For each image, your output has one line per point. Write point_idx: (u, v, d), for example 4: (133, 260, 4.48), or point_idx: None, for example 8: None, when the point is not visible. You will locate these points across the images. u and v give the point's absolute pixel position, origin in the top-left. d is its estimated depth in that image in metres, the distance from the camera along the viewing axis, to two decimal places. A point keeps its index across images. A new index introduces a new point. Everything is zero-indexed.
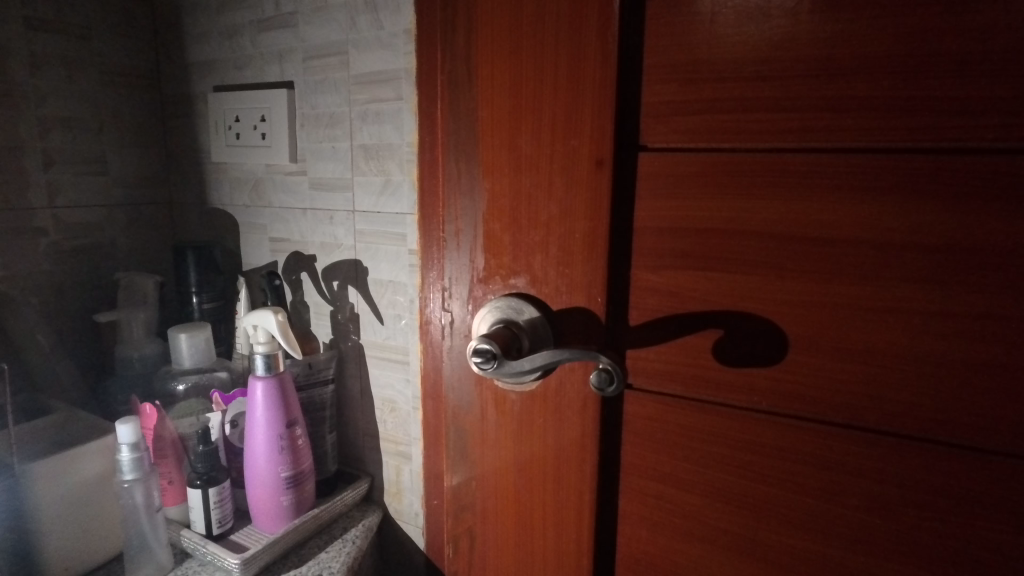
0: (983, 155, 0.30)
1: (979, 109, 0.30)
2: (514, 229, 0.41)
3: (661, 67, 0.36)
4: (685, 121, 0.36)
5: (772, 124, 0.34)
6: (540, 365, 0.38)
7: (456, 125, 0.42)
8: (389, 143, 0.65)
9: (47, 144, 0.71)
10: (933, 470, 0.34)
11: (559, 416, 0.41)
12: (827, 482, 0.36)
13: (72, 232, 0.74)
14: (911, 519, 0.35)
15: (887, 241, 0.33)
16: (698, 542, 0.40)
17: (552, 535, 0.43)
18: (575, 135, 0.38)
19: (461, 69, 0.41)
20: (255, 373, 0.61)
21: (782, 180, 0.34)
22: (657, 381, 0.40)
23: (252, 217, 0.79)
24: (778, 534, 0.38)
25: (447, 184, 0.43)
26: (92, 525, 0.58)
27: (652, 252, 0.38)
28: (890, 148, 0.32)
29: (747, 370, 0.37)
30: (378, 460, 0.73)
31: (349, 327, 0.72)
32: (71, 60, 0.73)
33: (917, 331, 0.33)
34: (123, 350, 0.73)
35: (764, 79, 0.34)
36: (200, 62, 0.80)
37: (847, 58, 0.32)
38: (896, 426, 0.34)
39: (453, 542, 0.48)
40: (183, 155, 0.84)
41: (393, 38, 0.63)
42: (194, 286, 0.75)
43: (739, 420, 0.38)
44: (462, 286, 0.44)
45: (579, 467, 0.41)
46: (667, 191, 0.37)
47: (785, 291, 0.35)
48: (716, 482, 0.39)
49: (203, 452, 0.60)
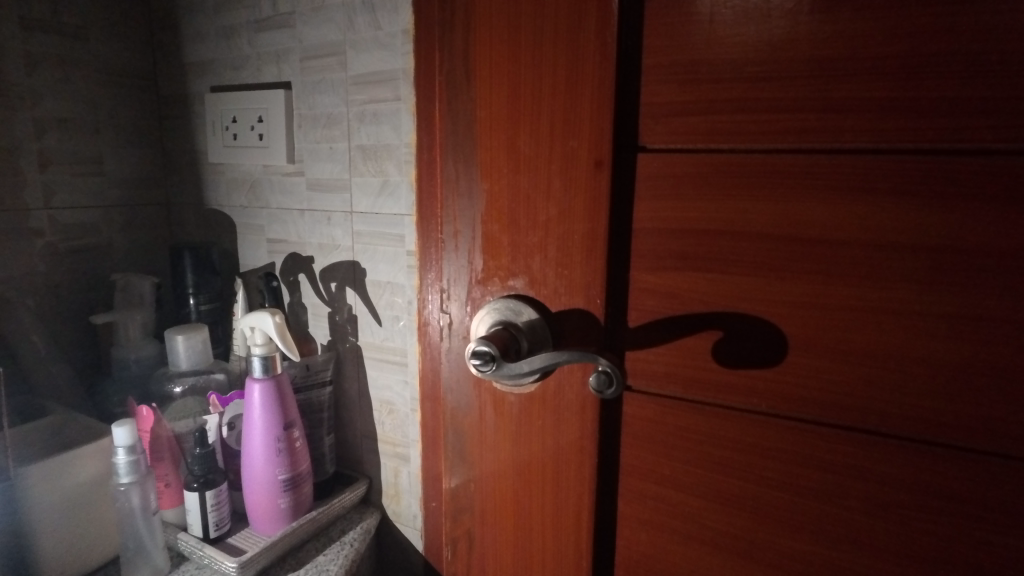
0: (983, 156, 0.30)
1: (980, 109, 0.30)
2: (512, 230, 0.40)
3: (661, 68, 0.36)
4: (685, 121, 0.36)
5: (772, 125, 0.34)
6: (538, 367, 0.38)
7: (454, 125, 0.41)
8: (386, 144, 0.65)
9: (43, 145, 0.71)
10: (933, 471, 0.34)
11: (558, 417, 0.41)
12: (827, 484, 0.36)
13: (69, 233, 0.74)
14: (911, 521, 0.35)
15: (887, 242, 0.32)
16: (698, 544, 0.40)
17: (551, 537, 0.43)
18: (574, 136, 0.37)
19: (459, 69, 0.41)
20: (253, 375, 0.61)
21: (782, 181, 0.34)
22: (657, 383, 0.39)
23: (249, 218, 0.79)
24: (778, 536, 0.38)
25: (446, 184, 0.43)
26: (89, 528, 0.57)
27: (651, 253, 0.38)
28: (890, 149, 0.32)
29: (747, 371, 0.37)
30: (376, 462, 0.73)
31: (347, 328, 0.72)
32: (67, 60, 0.72)
33: (917, 332, 0.33)
34: (120, 351, 0.72)
35: (763, 79, 0.34)
36: (197, 63, 0.79)
37: (847, 59, 0.32)
38: (896, 428, 0.34)
39: (451, 545, 0.48)
40: (180, 156, 0.84)
41: (391, 38, 0.62)
42: (191, 287, 0.75)
43: (738, 421, 0.37)
44: (461, 288, 0.43)
45: (578, 469, 0.41)
46: (666, 192, 0.37)
47: (785, 293, 0.35)
48: (715, 484, 0.39)
49: (200, 454, 0.60)
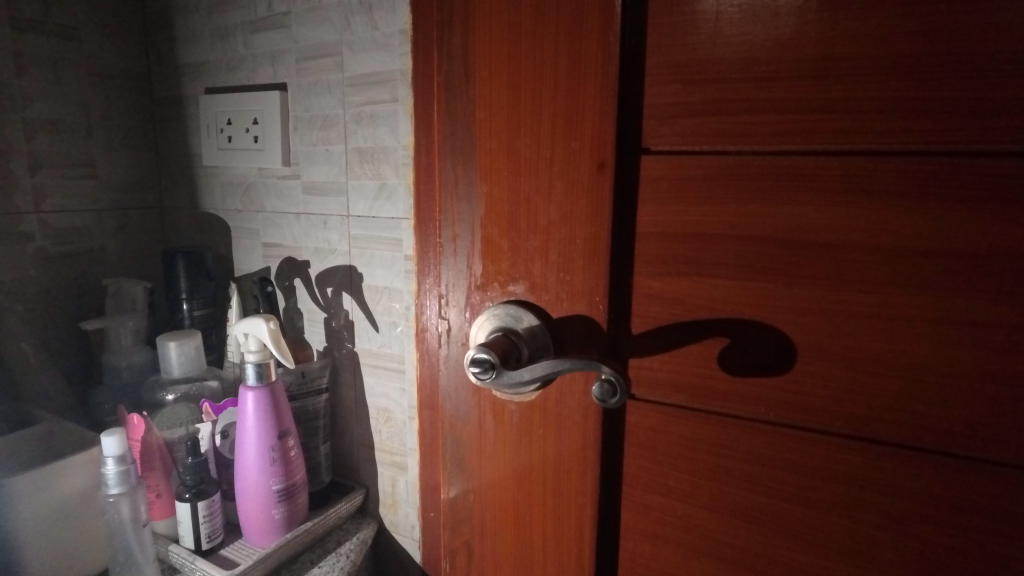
0: (998, 159, 0.29)
1: (994, 110, 0.29)
2: (512, 234, 0.39)
3: (665, 67, 0.35)
4: (690, 123, 0.35)
5: (781, 126, 0.33)
6: (539, 375, 0.37)
7: (452, 126, 0.40)
8: (383, 146, 0.64)
9: (33, 147, 0.70)
10: (948, 484, 0.33)
11: (559, 427, 0.40)
12: (837, 496, 0.35)
13: (60, 237, 0.73)
14: (924, 535, 0.33)
15: (898, 246, 0.31)
16: (703, 557, 0.39)
17: (552, 551, 0.42)
18: (576, 137, 0.36)
19: (457, 70, 0.40)
20: (247, 383, 0.60)
21: (791, 184, 0.33)
22: (661, 391, 0.38)
23: (244, 222, 0.78)
24: (786, 549, 0.37)
25: (444, 188, 0.42)
26: (76, 541, 0.56)
27: (656, 259, 0.37)
28: (903, 151, 0.31)
29: (754, 380, 0.36)
30: (373, 471, 0.72)
31: (343, 334, 0.71)
32: (59, 61, 0.72)
33: (931, 340, 0.32)
34: (112, 358, 0.71)
35: (772, 79, 0.33)
36: (192, 64, 0.78)
37: (859, 58, 0.31)
38: (910, 439, 0.33)
39: (449, 557, 0.47)
40: (174, 158, 0.82)
41: (388, 39, 0.61)
42: (184, 293, 0.74)
43: (745, 431, 0.36)
44: (459, 293, 0.42)
45: (579, 479, 0.40)
46: (671, 195, 0.36)
47: (794, 299, 0.34)
48: (722, 496, 0.38)
49: (192, 464, 0.58)
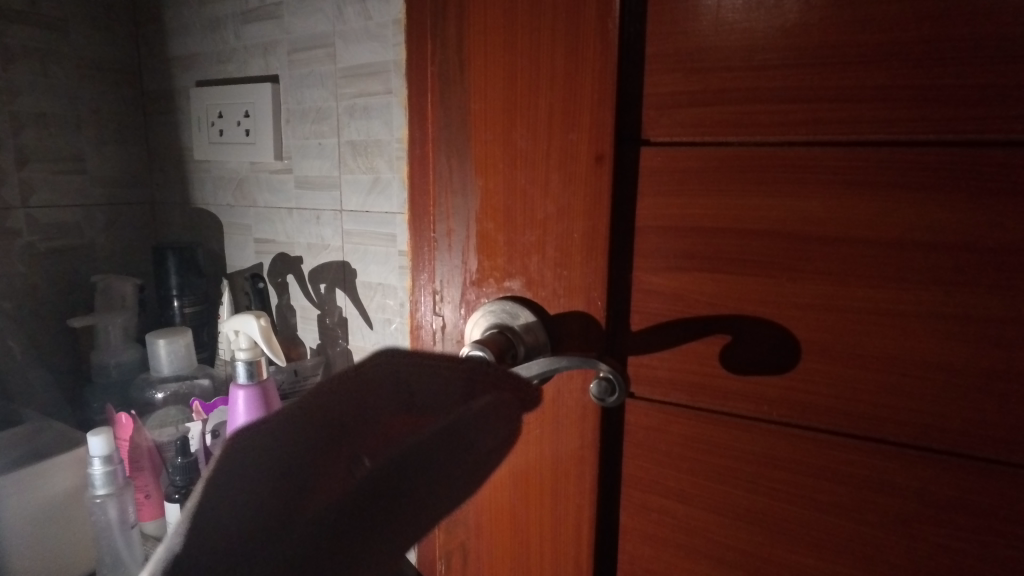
0: (1011, 148, 0.28)
1: (1008, 98, 0.28)
2: (508, 228, 0.38)
3: (666, 56, 0.34)
4: (692, 113, 0.34)
5: (785, 116, 0.32)
6: (537, 373, 0.35)
7: (447, 117, 0.39)
8: (377, 139, 0.63)
9: (20, 141, 0.69)
10: (956, 485, 0.32)
11: (556, 426, 0.39)
12: (841, 496, 0.34)
13: (48, 233, 0.72)
14: (933, 537, 0.32)
15: (904, 240, 0.30)
16: (705, 560, 0.38)
17: (549, 553, 0.41)
18: (574, 128, 0.35)
19: (451, 59, 0.38)
20: (237, 381, 0.59)
21: (795, 175, 0.32)
22: (661, 390, 0.37)
23: (236, 217, 0.77)
24: (789, 552, 0.36)
25: (438, 181, 0.40)
26: (62, 542, 0.55)
27: (657, 253, 0.36)
28: (910, 142, 0.30)
29: (758, 378, 0.35)
30: None
31: (337, 331, 0.70)
32: (47, 54, 0.71)
33: (940, 337, 0.31)
34: (100, 357, 0.70)
35: (777, 67, 0.31)
36: (183, 57, 0.77)
37: (868, 45, 0.30)
38: (917, 438, 0.32)
39: (443, 559, 0.45)
40: (165, 153, 0.82)
41: (382, 29, 0.60)
42: (174, 289, 0.73)
43: (747, 430, 0.35)
44: (454, 289, 0.41)
45: (577, 480, 0.39)
46: (672, 188, 0.35)
47: (797, 294, 0.33)
48: (724, 497, 0.37)
49: (183, 464, 0.57)
